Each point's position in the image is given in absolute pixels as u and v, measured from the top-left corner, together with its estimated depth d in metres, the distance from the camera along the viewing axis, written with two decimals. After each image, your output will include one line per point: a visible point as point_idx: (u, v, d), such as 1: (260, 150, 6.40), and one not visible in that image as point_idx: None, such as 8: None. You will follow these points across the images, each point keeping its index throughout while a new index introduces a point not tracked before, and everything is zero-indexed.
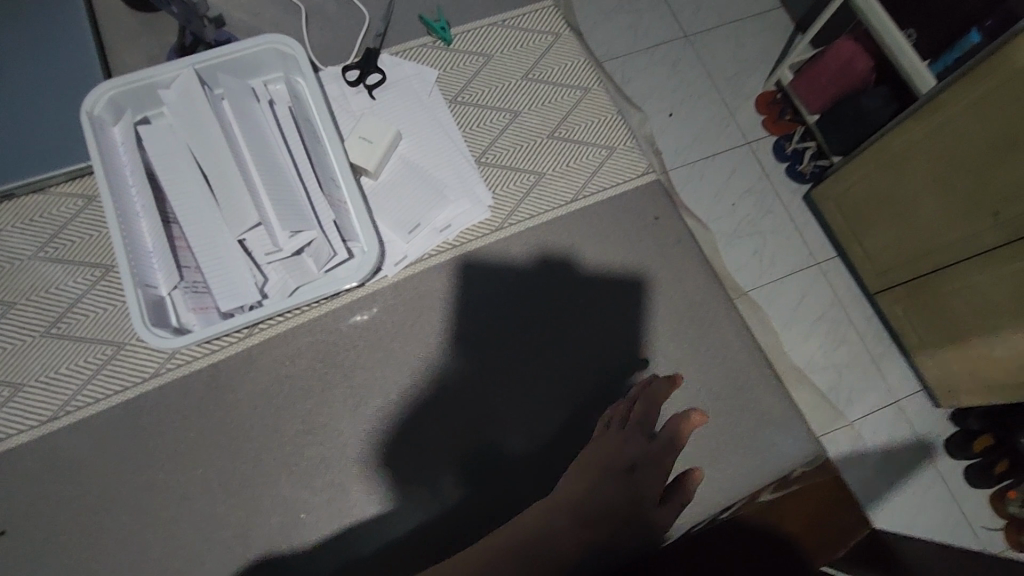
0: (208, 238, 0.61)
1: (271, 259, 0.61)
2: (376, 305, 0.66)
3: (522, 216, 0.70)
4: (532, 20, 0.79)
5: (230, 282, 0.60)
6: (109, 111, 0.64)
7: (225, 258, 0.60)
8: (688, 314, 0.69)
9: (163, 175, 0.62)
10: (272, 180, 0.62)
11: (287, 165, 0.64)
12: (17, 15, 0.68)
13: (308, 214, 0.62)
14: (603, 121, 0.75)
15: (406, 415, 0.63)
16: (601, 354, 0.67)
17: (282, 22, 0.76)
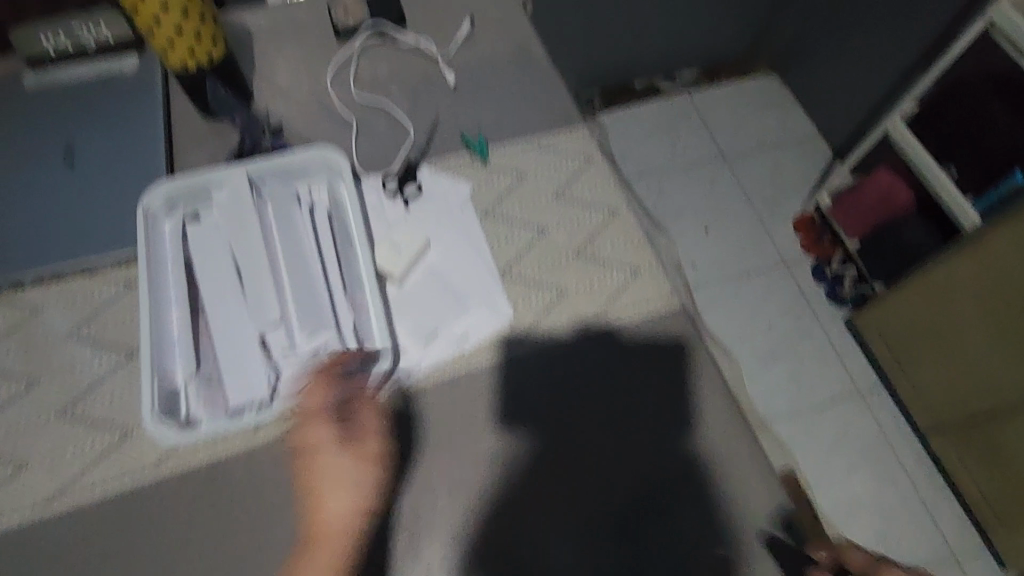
0: (229, 333, 0.62)
1: (287, 358, 0.62)
2: (385, 410, 0.65)
3: (540, 331, 0.70)
4: (567, 144, 0.83)
5: (244, 378, 0.61)
6: (164, 206, 0.69)
7: (242, 354, 0.61)
8: (707, 448, 0.65)
9: (200, 269, 0.65)
10: (298, 283, 0.64)
11: (315, 266, 0.66)
12: (108, 121, 0.78)
13: (328, 315, 0.63)
14: (630, 243, 0.76)
15: (399, 534, 0.60)
16: (610, 484, 0.63)
17: (334, 134, 0.82)
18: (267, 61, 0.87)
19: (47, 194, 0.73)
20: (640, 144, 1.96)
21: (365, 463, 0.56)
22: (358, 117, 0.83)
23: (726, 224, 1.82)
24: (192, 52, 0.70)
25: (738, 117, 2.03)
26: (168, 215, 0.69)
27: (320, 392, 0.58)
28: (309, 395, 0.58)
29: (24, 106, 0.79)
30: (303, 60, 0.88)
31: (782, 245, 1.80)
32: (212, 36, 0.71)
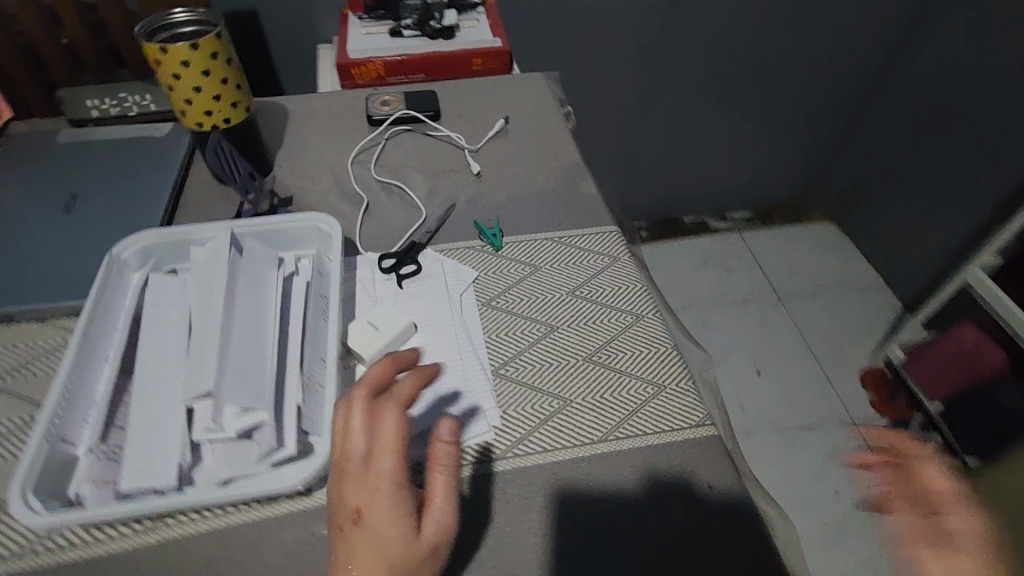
0: (154, 400, 0.52)
1: (209, 437, 0.50)
2: (313, 527, 0.50)
3: (528, 448, 0.55)
4: (593, 241, 0.75)
5: (151, 456, 0.49)
6: (139, 259, 0.63)
7: (159, 427, 0.50)
8: None
9: (148, 324, 0.57)
10: (244, 347, 0.53)
11: (270, 332, 0.56)
12: (123, 176, 0.77)
13: (267, 388, 0.51)
14: (654, 355, 0.63)
15: None
16: None
17: (342, 209, 0.77)
18: (297, 141, 0.87)
19: (36, 239, 0.70)
20: (688, 278, 1.88)
21: (422, 534, 0.42)
22: (373, 197, 0.79)
23: (780, 370, 1.65)
24: (207, 111, 0.69)
25: (795, 261, 1.93)
26: (140, 268, 0.63)
27: (387, 425, 0.45)
28: (364, 425, 0.45)
29: (54, 160, 0.80)
30: (332, 142, 0.87)
31: (847, 400, 1.59)
32: (231, 99, 0.70)
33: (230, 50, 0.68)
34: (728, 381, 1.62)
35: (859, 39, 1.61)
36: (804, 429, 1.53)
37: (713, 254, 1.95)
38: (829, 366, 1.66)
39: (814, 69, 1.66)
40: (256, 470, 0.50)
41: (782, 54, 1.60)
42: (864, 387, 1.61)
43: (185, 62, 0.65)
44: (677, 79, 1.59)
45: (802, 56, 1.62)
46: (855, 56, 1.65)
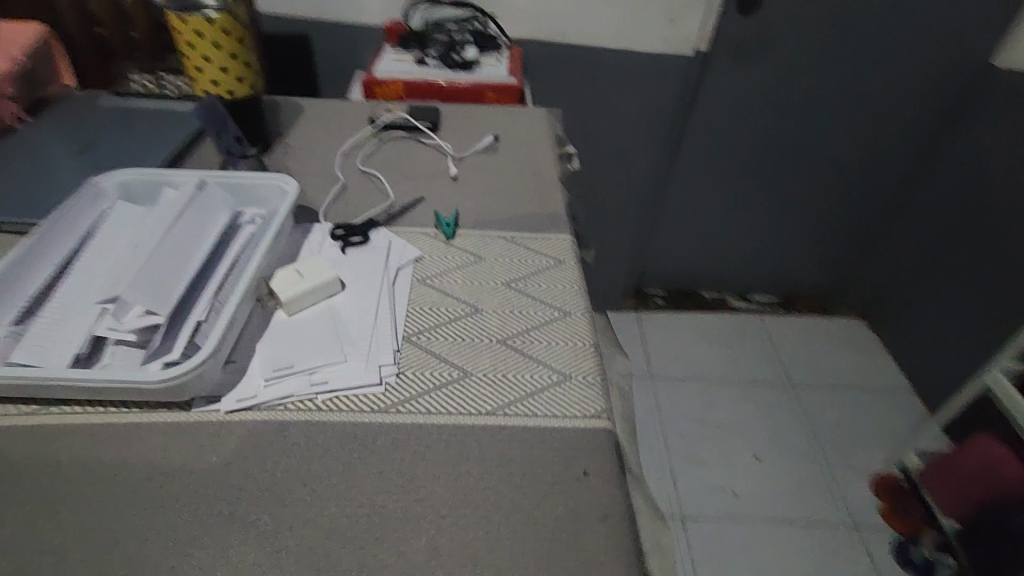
0: (73, 296, 0.55)
1: (108, 334, 0.52)
2: (178, 439, 0.51)
3: (412, 406, 0.54)
4: (543, 245, 0.76)
5: (52, 341, 0.52)
6: (117, 191, 0.70)
7: (71, 319, 0.53)
8: None
9: (99, 239, 0.62)
10: (166, 262, 0.56)
11: (197, 257, 0.59)
12: (140, 136, 0.86)
13: (172, 299, 0.54)
14: (570, 348, 0.61)
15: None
16: None
17: (320, 188, 0.83)
18: (302, 132, 0.95)
19: (47, 173, 0.78)
20: (697, 351, 1.82)
21: None
22: (351, 183, 0.85)
23: (782, 459, 1.53)
24: (213, 79, 0.78)
25: (815, 352, 1.84)
26: (116, 198, 0.69)
27: None
28: None
29: (89, 119, 0.90)
30: (331, 137, 0.94)
31: (854, 504, 1.44)
32: (238, 73, 0.79)
33: (244, 30, 0.78)
34: (723, 462, 1.51)
35: (890, 134, 1.60)
36: (800, 527, 1.39)
37: (728, 332, 1.89)
38: (838, 464, 1.53)
39: (843, 158, 1.65)
40: (136, 369, 0.51)
41: (809, 139, 1.61)
42: (876, 494, 1.46)
43: (200, 32, 0.74)
44: (699, 150, 1.62)
45: (829, 144, 1.62)
46: (887, 151, 1.64)
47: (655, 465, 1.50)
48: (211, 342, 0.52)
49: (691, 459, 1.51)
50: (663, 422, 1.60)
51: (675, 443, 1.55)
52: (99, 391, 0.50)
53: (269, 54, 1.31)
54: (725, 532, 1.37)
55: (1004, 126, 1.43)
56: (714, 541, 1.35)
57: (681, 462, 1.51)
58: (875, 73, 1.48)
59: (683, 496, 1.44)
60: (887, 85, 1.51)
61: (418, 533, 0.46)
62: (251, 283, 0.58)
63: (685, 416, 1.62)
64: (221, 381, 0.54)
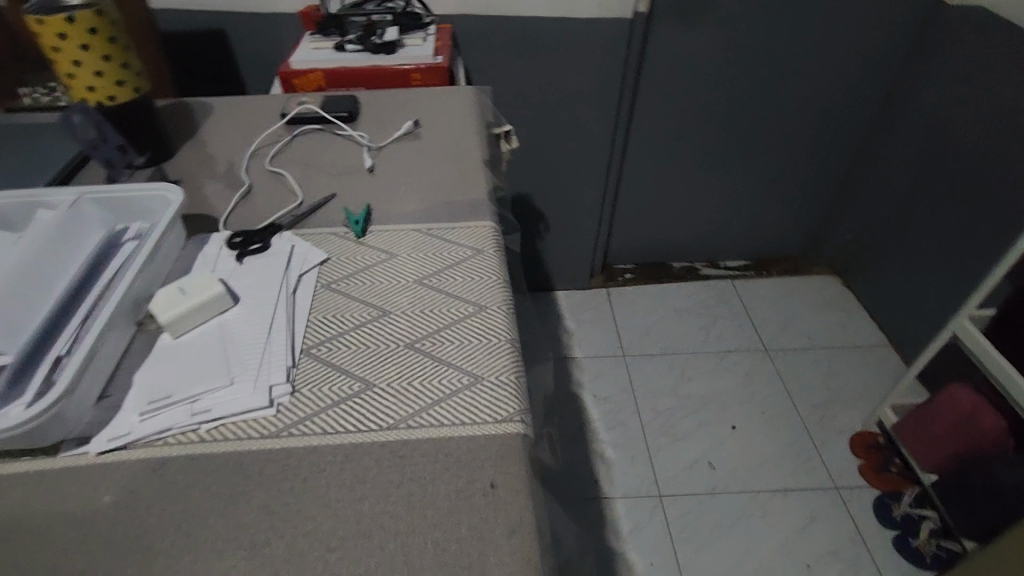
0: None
1: None
2: (41, 489, 0.46)
3: (305, 427, 0.50)
4: (461, 234, 0.71)
5: None
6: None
7: None
8: None
9: None
10: (19, 295, 0.51)
11: (59, 286, 0.53)
12: (28, 152, 0.80)
13: (23, 337, 0.49)
14: (484, 346, 0.57)
15: None
16: None
17: (224, 194, 0.77)
18: (208, 134, 0.89)
19: None
20: (669, 324, 1.78)
21: None
22: (258, 185, 0.79)
23: (760, 426, 1.51)
24: (89, 86, 0.72)
25: (789, 312, 1.80)
26: None
27: None
28: None
29: None
30: (240, 135, 0.88)
31: (833, 464, 1.42)
32: (116, 76, 0.73)
33: (115, 28, 0.71)
34: (700, 434, 1.49)
35: (847, 84, 1.55)
36: (779, 493, 1.37)
37: (700, 301, 1.85)
38: (817, 425, 1.50)
39: (801, 113, 1.60)
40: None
41: (763, 96, 1.55)
42: (854, 452, 1.44)
43: (63, 34, 0.67)
44: (653, 117, 1.56)
45: (786, 100, 1.57)
46: (846, 102, 1.59)
47: (631, 444, 1.47)
48: (64, 379, 0.46)
49: (667, 435, 1.49)
50: (638, 400, 1.57)
51: (650, 420, 1.52)
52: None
53: (184, 53, 1.23)
54: (704, 505, 1.35)
55: (963, 66, 1.38)
56: (694, 516, 1.33)
57: (657, 438, 1.48)
58: (825, 21, 1.41)
59: (660, 473, 1.41)
60: (839, 34, 1.45)
61: (303, 572, 0.41)
62: (118, 309, 0.52)
63: (660, 392, 1.59)
64: (92, 420, 0.49)
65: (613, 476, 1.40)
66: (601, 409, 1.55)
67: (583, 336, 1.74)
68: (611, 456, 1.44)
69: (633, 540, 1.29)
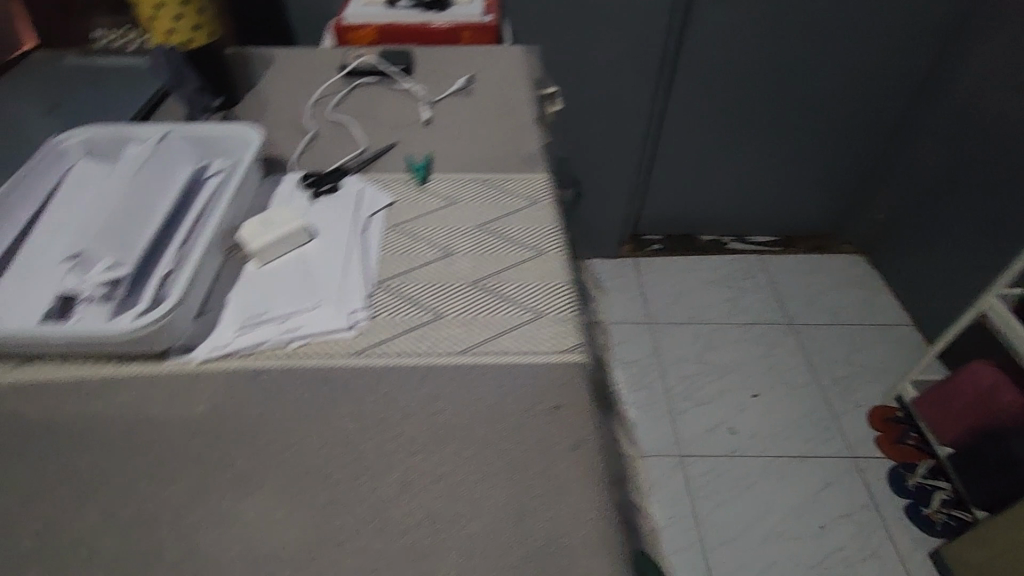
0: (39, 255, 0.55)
1: (75, 291, 0.52)
2: (153, 390, 0.51)
3: (384, 349, 0.54)
4: (518, 185, 0.74)
5: (20, 300, 0.52)
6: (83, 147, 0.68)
7: (38, 277, 0.53)
8: (538, 537, 0.43)
9: (61, 198, 0.61)
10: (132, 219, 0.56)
11: (162, 213, 0.58)
12: (106, 96, 0.85)
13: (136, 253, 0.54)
14: (544, 287, 0.61)
15: (78, 524, 0.44)
16: (374, 545, 0.42)
17: (291, 140, 0.81)
18: (271, 83, 0.92)
19: (11, 136, 0.77)
20: (694, 294, 1.81)
21: None
22: (322, 132, 0.83)
23: (780, 395, 1.54)
24: (169, 30, 0.77)
25: (815, 288, 1.82)
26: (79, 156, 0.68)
27: None
28: None
29: (52, 79, 0.88)
30: (302, 85, 0.92)
31: (851, 435, 1.46)
32: (193, 21, 0.77)
33: None
34: (722, 400, 1.53)
35: (890, 59, 1.53)
36: (796, 458, 1.42)
37: (726, 273, 1.87)
38: (837, 397, 1.54)
39: (841, 87, 1.58)
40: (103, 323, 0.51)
41: (804, 68, 1.54)
42: (872, 425, 1.47)
43: None
44: (692, 86, 1.56)
45: (827, 74, 1.55)
46: (887, 78, 1.57)
47: (654, 407, 1.52)
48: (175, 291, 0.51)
49: (689, 400, 1.53)
50: (661, 365, 1.61)
51: (673, 384, 1.57)
52: (68, 347, 0.51)
53: None
54: (722, 467, 1.40)
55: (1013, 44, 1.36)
56: (713, 477, 1.38)
57: (679, 402, 1.52)
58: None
59: (681, 435, 1.46)
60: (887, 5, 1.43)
61: (390, 469, 0.46)
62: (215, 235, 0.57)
63: (683, 359, 1.63)
64: (195, 333, 0.55)
65: (636, 435, 1.45)
66: (624, 373, 1.59)
67: (610, 302, 1.78)
68: (633, 417, 1.49)
69: (654, 495, 1.35)
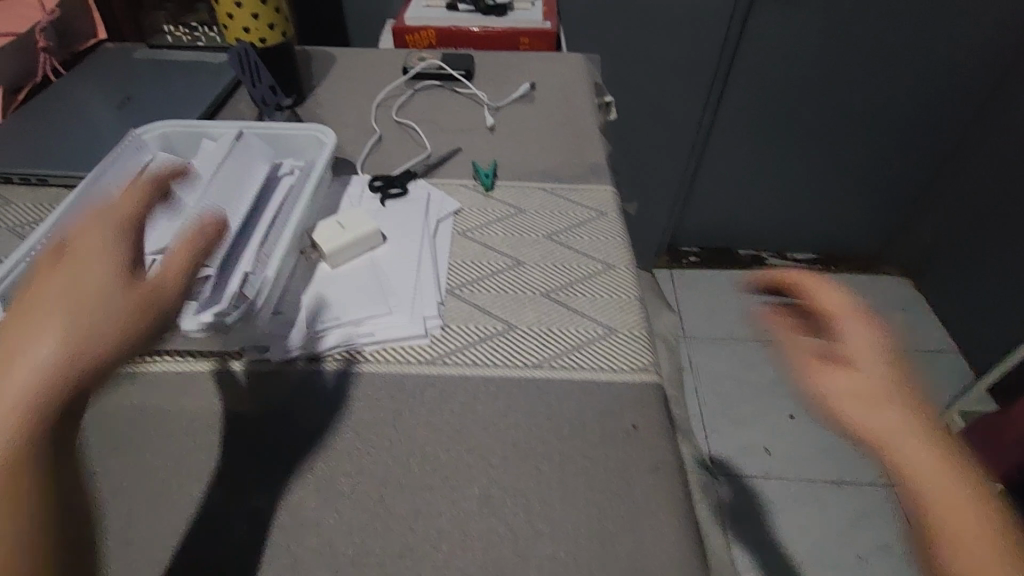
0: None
1: None
2: (232, 388, 0.51)
3: (459, 358, 0.54)
4: (585, 196, 0.73)
5: None
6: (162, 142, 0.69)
7: None
8: (621, 561, 0.42)
9: None
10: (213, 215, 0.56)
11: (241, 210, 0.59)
12: (177, 90, 0.86)
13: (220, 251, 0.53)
14: (615, 302, 0.60)
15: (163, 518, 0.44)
16: (456, 558, 0.42)
17: (357, 141, 0.82)
18: (335, 83, 0.93)
19: (87, 126, 0.79)
20: (732, 310, 1.78)
21: None
22: (387, 134, 0.83)
23: None
24: (245, 28, 0.78)
25: None
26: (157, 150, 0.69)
27: None
28: None
29: (123, 71, 0.90)
30: (365, 86, 0.92)
31: None
32: (268, 19, 0.78)
33: None
34: (759, 420, 1.51)
35: (950, 82, 1.49)
36: (834, 483, 1.39)
37: None
38: None
39: (897, 106, 1.55)
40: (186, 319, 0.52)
41: (860, 85, 1.51)
42: None
43: None
44: (743, 99, 1.54)
45: (883, 93, 1.52)
46: (946, 99, 1.53)
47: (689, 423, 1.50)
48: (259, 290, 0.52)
49: (725, 417, 1.51)
50: (697, 380, 1.59)
51: (709, 400, 1.55)
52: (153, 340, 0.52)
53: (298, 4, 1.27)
54: (757, 489, 1.38)
55: None
56: (748, 497, 1.36)
57: (715, 419, 1.50)
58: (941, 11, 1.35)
59: (716, 452, 1.44)
60: (952, 22, 1.39)
61: (470, 482, 0.46)
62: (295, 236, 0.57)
63: (719, 375, 1.60)
64: (273, 333, 0.55)
65: None
66: None
67: None
68: None
69: None
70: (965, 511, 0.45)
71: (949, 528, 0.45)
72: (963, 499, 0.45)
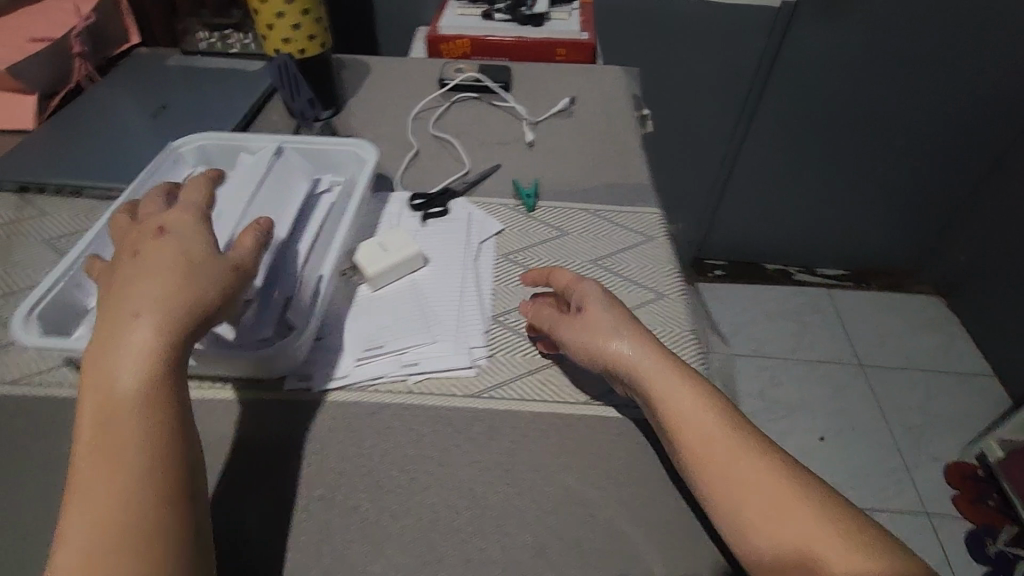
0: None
1: None
2: (271, 418, 0.49)
3: (505, 392, 0.52)
4: (630, 219, 0.71)
5: None
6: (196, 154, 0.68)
7: None
8: None
9: None
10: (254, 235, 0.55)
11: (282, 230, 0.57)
12: (212, 98, 0.85)
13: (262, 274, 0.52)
14: (667, 335, 0.58)
15: None
16: None
17: (394, 154, 0.80)
18: (371, 93, 0.91)
19: (120, 134, 0.77)
20: (758, 326, 1.74)
21: None
22: (425, 148, 0.81)
23: (850, 442, 1.47)
24: (285, 38, 0.76)
25: (887, 328, 1.73)
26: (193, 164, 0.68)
27: None
28: None
29: (157, 78, 0.89)
30: (402, 98, 0.90)
31: (925, 491, 1.38)
32: (309, 31, 0.77)
33: None
34: (787, 441, 1.47)
35: (994, 100, 1.44)
36: (866, 510, 1.35)
37: (793, 306, 1.80)
38: (912, 449, 1.46)
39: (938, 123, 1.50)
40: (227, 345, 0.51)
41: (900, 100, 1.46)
42: (949, 482, 1.39)
43: None
44: (776, 114, 1.49)
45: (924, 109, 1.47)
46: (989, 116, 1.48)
47: None
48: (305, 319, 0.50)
49: None
50: None
51: None
52: (192, 365, 0.50)
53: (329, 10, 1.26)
54: None
55: None
56: None
57: None
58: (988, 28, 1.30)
59: None
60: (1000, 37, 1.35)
61: (523, 529, 0.43)
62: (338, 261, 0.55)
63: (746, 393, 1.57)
64: (314, 360, 0.53)
65: None
66: None
67: None
68: None
69: None
70: (791, 507, 0.41)
71: (739, 509, 0.41)
72: (758, 480, 0.42)
